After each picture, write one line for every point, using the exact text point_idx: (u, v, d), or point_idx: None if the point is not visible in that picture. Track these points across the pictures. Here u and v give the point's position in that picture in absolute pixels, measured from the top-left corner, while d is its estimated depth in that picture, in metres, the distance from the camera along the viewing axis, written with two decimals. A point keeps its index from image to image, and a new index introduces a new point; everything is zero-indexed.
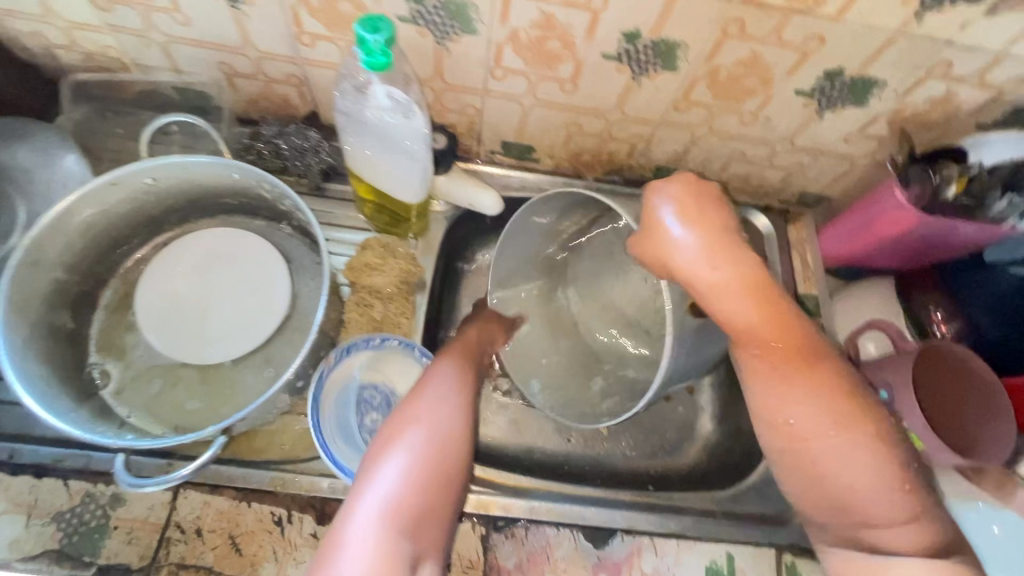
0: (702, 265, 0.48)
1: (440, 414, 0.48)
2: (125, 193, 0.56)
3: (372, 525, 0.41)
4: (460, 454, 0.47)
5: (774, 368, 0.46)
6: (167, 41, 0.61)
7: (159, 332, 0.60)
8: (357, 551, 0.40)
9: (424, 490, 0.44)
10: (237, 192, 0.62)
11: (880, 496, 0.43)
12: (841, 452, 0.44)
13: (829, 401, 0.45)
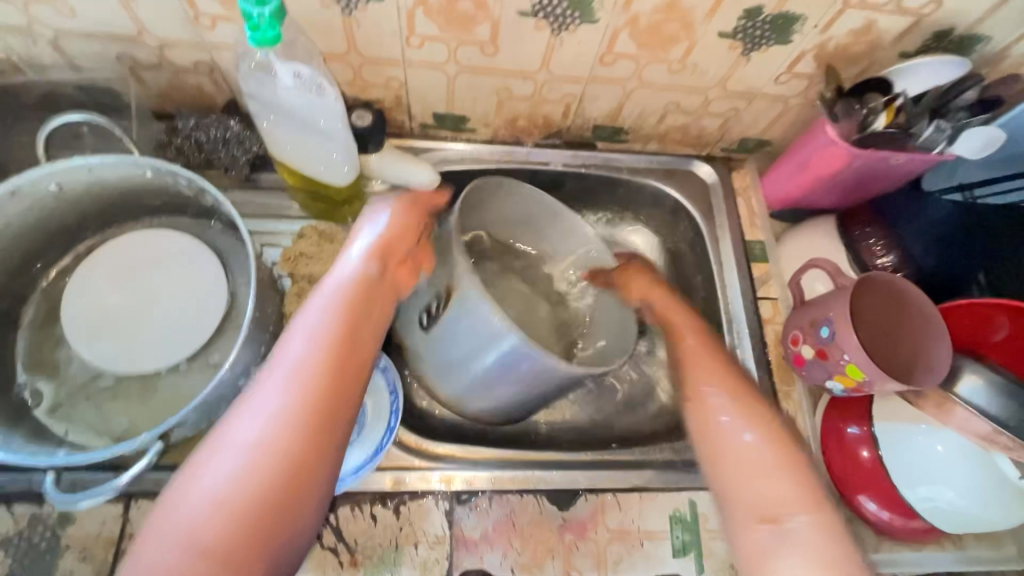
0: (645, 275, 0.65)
1: (333, 335, 0.44)
2: (28, 202, 0.54)
3: (239, 461, 0.37)
4: (317, 411, 0.39)
5: (701, 347, 0.56)
6: (57, 36, 0.58)
7: (90, 345, 0.58)
8: (181, 536, 0.35)
9: (304, 421, 0.39)
10: (155, 191, 0.60)
11: (773, 474, 0.45)
12: (743, 416, 0.49)
13: (735, 382, 0.52)
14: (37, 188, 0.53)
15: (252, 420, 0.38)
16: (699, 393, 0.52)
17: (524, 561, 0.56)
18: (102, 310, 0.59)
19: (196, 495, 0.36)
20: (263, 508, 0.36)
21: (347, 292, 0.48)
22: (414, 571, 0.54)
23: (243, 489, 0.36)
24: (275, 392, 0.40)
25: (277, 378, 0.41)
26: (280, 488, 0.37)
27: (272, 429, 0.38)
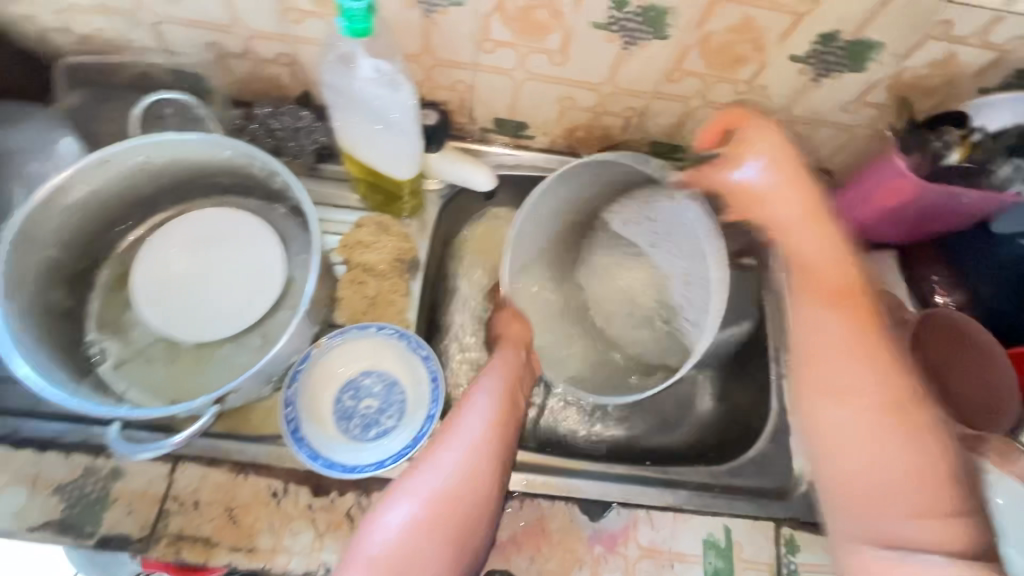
0: (774, 183, 0.52)
1: (500, 417, 0.54)
2: (117, 170, 0.57)
3: (418, 514, 0.48)
4: (491, 472, 0.51)
5: (831, 321, 0.47)
6: (159, 22, 0.62)
7: (156, 310, 0.61)
8: (389, 538, 0.47)
9: (478, 474, 0.50)
10: (230, 171, 0.63)
11: (901, 501, 0.43)
12: (901, 447, 0.43)
13: (903, 393, 0.45)
14: (129, 158, 0.57)
15: (433, 480, 0.49)
16: (849, 397, 0.45)
17: (550, 569, 0.55)
18: (169, 278, 0.62)
19: (398, 513, 0.48)
20: (430, 555, 0.47)
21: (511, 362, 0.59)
22: None
23: (417, 536, 0.47)
24: (449, 457, 0.50)
25: (453, 447, 0.51)
26: (448, 540, 0.48)
27: (451, 488, 0.49)
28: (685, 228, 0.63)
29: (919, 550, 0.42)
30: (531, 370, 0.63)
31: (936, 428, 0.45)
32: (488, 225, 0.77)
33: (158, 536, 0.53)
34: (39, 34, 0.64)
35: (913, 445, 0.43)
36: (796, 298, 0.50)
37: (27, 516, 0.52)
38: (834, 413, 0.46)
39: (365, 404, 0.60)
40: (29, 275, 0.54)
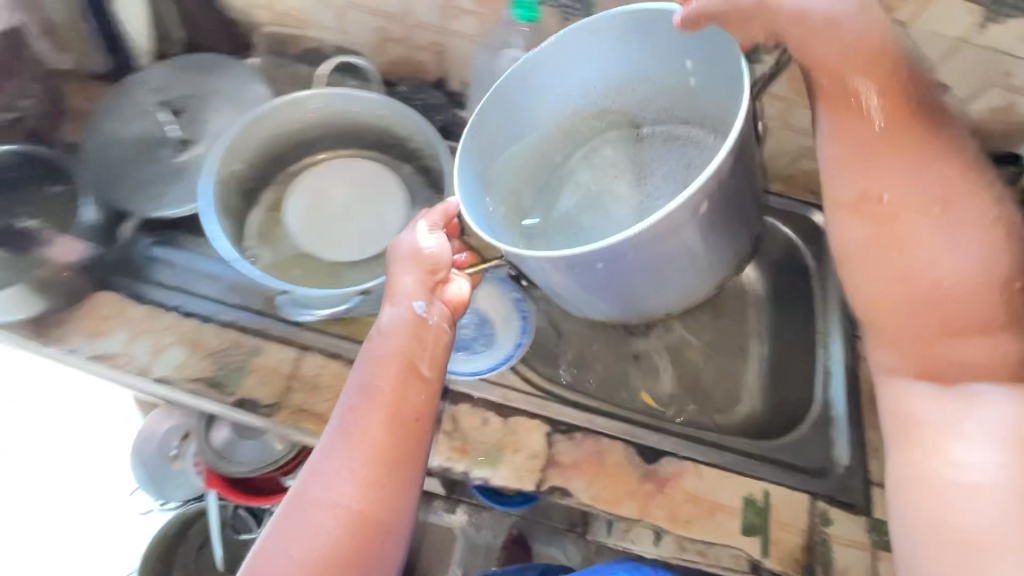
0: (826, 8, 0.53)
1: (391, 385, 0.59)
2: (297, 114, 0.71)
3: (324, 518, 0.56)
4: (376, 465, 0.57)
5: (872, 135, 0.55)
6: (344, 6, 0.77)
7: (302, 231, 0.73)
8: (297, 534, 0.56)
9: (369, 460, 0.57)
10: (377, 129, 0.75)
11: (965, 295, 0.53)
12: (953, 232, 0.54)
13: (957, 214, 0.54)
14: (307, 102, 0.70)
15: (334, 483, 0.57)
16: (902, 233, 0.54)
17: (605, 495, 0.62)
18: (319, 206, 0.75)
19: (304, 515, 0.56)
20: (344, 551, 0.55)
21: (391, 352, 0.60)
22: (511, 472, 0.62)
23: (324, 534, 0.55)
24: (339, 460, 0.57)
25: (341, 439, 0.58)
26: (355, 530, 0.56)
27: (343, 496, 0.56)
28: (726, 70, 0.54)
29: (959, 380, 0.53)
30: (426, 334, 0.61)
31: (989, 242, 0.54)
32: None
33: (283, 405, 0.63)
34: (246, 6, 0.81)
35: (942, 222, 0.54)
36: (822, 118, 0.56)
37: (187, 369, 0.64)
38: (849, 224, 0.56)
39: (461, 332, 0.69)
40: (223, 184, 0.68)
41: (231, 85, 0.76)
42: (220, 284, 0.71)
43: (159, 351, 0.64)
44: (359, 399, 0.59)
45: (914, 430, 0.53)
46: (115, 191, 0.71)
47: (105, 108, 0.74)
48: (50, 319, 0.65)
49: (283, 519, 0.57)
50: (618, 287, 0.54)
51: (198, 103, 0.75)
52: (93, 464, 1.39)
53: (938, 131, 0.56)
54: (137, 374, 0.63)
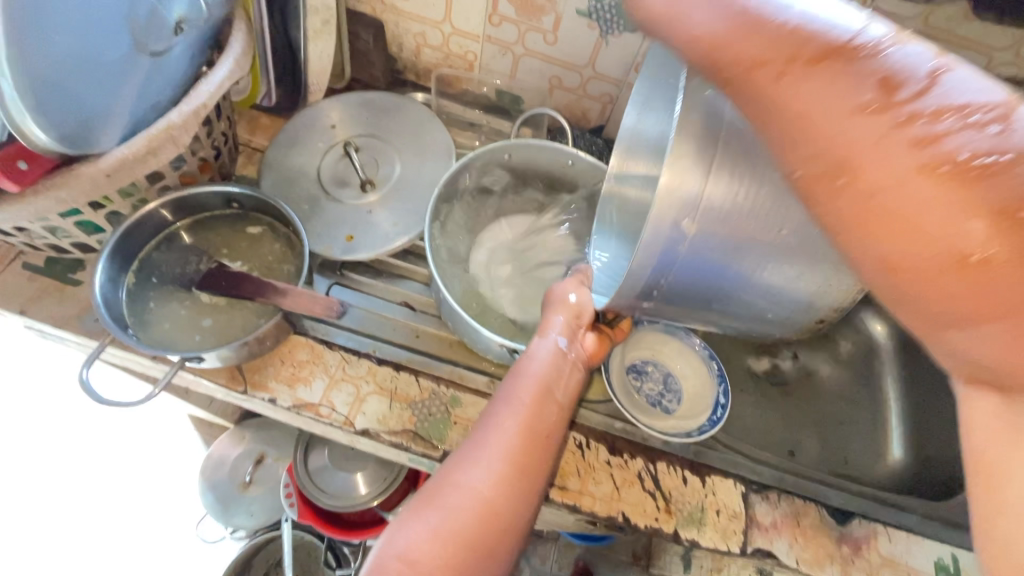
0: None
1: (540, 400, 0.55)
2: (487, 163, 0.70)
3: (453, 504, 0.48)
4: (520, 463, 0.51)
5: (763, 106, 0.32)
6: (522, 54, 0.78)
7: (484, 280, 0.71)
8: (420, 523, 0.47)
9: (514, 458, 0.51)
10: (557, 179, 0.74)
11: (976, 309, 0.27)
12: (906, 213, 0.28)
13: (859, 181, 0.28)
14: (495, 155, 0.69)
15: (471, 470, 0.50)
16: (874, 197, 0.28)
17: (806, 557, 0.63)
18: (500, 258, 0.73)
19: (432, 506, 0.48)
20: (468, 548, 0.46)
21: (544, 364, 0.57)
22: (717, 533, 0.62)
23: (452, 523, 0.47)
24: (479, 448, 0.51)
25: (485, 436, 0.52)
26: (478, 526, 0.47)
27: (479, 484, 0.49)
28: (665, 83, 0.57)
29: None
30: (573, 360, 0.59)
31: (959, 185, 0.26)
32: None
33: None
34: (417, 47, 0.81)
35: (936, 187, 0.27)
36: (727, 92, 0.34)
37: (388, 421, 0.63)
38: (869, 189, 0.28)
39: (648, 387, 0.70)
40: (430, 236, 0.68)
41: (411, 129, 0.77)
42: (401, 329, 0.70)
43: (360, 401, 0.63)
44: (508, 399, 0.54)
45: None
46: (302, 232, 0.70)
47: (283, 141, 0.74)
48: (248, 364, 0.63)
49: (414, 501, 0.49)
50: (703, 294, 0.49)
51: (378, 144, 0.75)
52: (154, 488, 1.33)
53: (871, 76, 0.29)
54: (338, 425, 0.62)
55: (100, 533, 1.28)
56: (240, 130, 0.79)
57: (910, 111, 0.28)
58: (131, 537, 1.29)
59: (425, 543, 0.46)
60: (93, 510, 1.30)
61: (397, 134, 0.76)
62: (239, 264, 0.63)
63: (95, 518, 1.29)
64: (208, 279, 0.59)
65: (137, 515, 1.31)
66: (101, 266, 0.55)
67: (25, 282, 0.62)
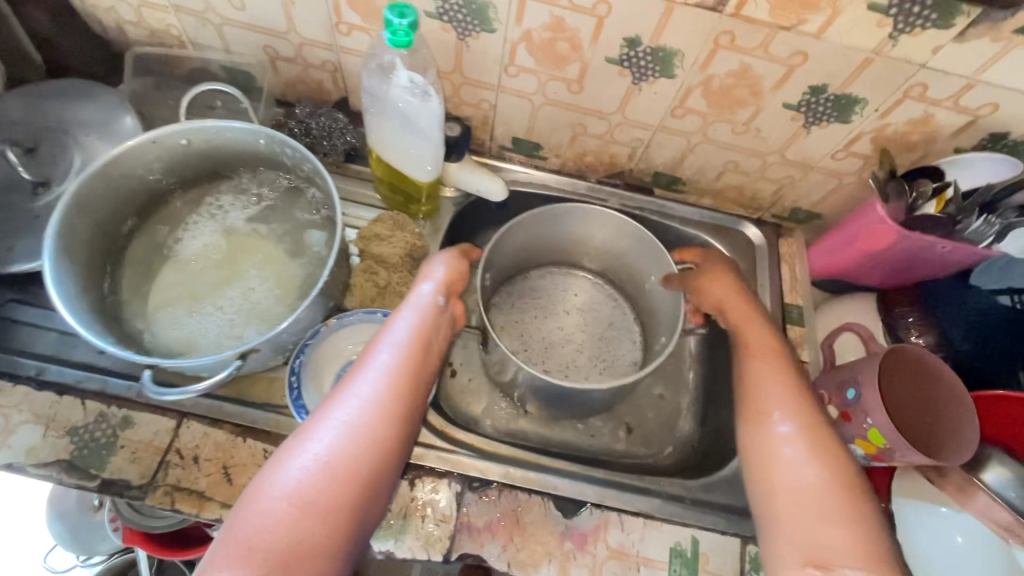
0: (731, 295, 0.67)
1: (423, 343, 0.55)
2: (160, 152, 0.62)
3: (333, 437, 0.46)
4: (413, 399, 0.51)
5: (766, 367, 0.59)
6: (223, 23, 0.69)
7: (174, 283, 0.63)
8: (304, 458, 0.45)
9: (403, 392, 0.51)
10: (263, 161, 0.67)
11: (824, 498, 0.48)
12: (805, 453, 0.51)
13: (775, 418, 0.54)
14: (171, 142, 0.61)
15: (356, 405, 0.48)
16: (817, 429, 0.53)
17: (521, 558, 0.57)
18: (195, 255, 0.64)
19: (311, 450, 0.45)
20: (360, 477, 0.45)
21: (424, 316, 0.57)
22: (418, 541, 0.56)
23: (345, 456, 0.45)
24: (365, 383, 0.50)
25: (370, 374, 0.50)
26: (371, 459, 0.46)
27: (371, 417, 0.48)
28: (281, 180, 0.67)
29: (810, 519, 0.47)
30: (448, 316, 0.59)
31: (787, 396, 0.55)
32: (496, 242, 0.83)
33: (155, 486, 0.56)
34: (114, 24, 0.72)
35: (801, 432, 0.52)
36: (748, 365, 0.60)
37: (38, 452, 0.56)
38: (762, 431, 0.54)
39: None
40: (77, 238, 0.57)
41: (102, 119, 0.69)
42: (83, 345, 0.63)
43: (8, 432, 0.56)
44: (397, 335, 0.54)
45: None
46: None
47: None
48: None
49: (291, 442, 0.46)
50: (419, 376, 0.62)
51: (60, 138, 0.67)
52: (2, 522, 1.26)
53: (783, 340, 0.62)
54: None
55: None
56: None
57: (777, 350, 0.60)
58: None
59: (314, 477, 0.44)
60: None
61: (83, 125, 0.68)
62: None
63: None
64: None
65: None
66: None
67: None
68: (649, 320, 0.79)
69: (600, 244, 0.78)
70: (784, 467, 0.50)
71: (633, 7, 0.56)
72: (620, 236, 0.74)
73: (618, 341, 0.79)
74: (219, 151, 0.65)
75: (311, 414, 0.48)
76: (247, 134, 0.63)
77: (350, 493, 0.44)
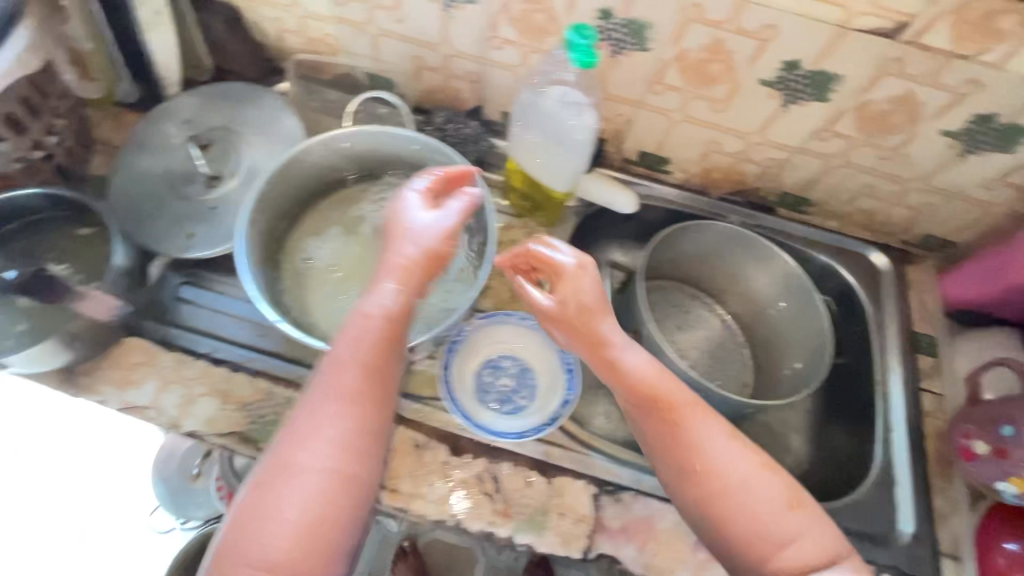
0: (585, 287, 0.56)
1: (349, 370, 0.50)
2: (329, 153, 0.67)
3: (314, 485, 0.47)
4: (338, 425, 0.49)
5: (656, 420, 0.53)
6: (378, 35, 0.73)
7: (332, 273, 0.68)
8: (284, 513, 0.47)
9: (333, 421, 0.49)
10: (416, 166, 0.71)
11: (778, 524, 0.49)
12: (748, 495, 0.50)
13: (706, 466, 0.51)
14: (331, 144, 0.66)
15: (313, 448, 0.48)
16: (722, 473, 0.51)
17: (656, 563, 0.59)
18: (351, 250, 0.69)
19: (284, 513, 0.47)
20: (329, 515, 0.47)
21: (374, 329, 0.52)
22: (557, 538, 0.59)
23: (314, 502, 0.47)
24: (331, 424, 0.48)
25: (311, 403, 0.50)
26: (341, 499, 0.48)
27: (326, 460, 0.48)
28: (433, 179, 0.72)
29: (783, 550, 0.49)
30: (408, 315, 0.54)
31: (733, 448, 0.52)
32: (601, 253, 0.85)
33: None
34: (276, 32, 0.77)
35: (756, 471, 0.51)
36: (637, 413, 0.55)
37: (216, 423, 0.61)
38: (715, 476, 0.51)
39: (501, 381, 0.67)
40: (256, 231, 0.63)
41: (264, 118, 0.74)
42: (248, 327, 0.68)
43: (190, 402, 0.62)
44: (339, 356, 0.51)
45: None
46: (142, 228, 0.69)
47: (133, 141, 0.73)
48: (82, 367, 0.63)
49: (243, 502, 0.48)
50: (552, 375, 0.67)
51: (227, 135, 0.73)
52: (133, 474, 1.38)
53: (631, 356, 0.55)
54: (167, 427, 0.61)
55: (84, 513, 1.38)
56: (100, 128, 0.77)
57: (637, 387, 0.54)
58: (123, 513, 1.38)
59: (294, 530, 0.46)
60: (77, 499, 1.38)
61: (247, 124, 0.74)
62: (64, 267, 0.62)
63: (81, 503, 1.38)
64: (26, 284, 0.59)
65: (101, 509, 1.37)
66: None
67: None
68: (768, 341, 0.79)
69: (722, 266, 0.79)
70: (747, 493, 0.50)
71: (800, 33, 0.56)
72: (759, 264, 0.76)
73: (728, 362, 0.81)
74: (379, 155, 0.70)
75: (266, 459, 0.50)
76: (407, 140, 0.67)
77: (332, 532, 0.47)
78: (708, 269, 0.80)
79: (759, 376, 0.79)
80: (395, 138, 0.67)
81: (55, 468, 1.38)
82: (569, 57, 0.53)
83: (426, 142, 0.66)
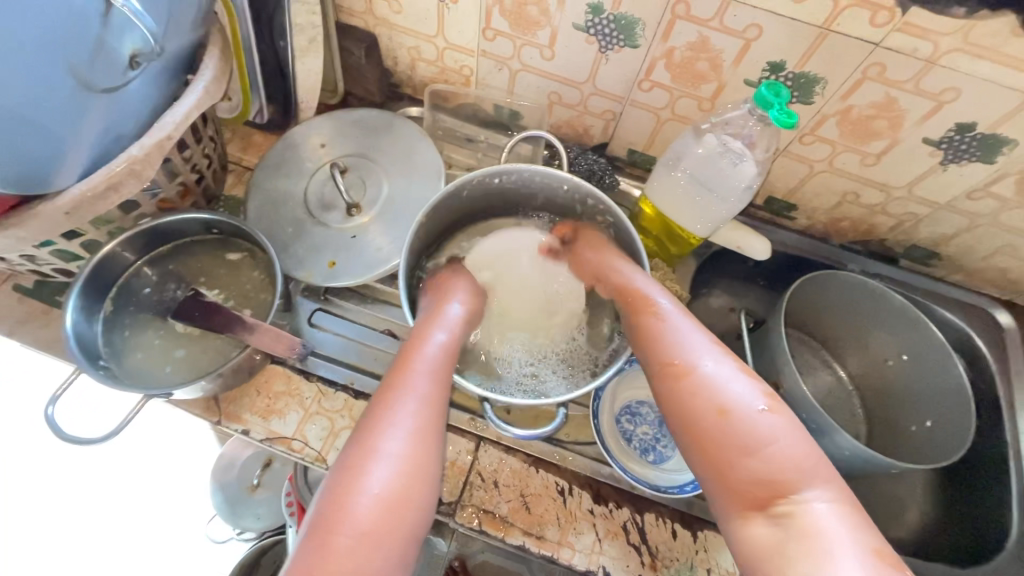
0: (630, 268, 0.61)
1: (438, 378, 0.53)
2: (475, 189, 0.66)
3: (394, 472, 0.47)
4: (383, 407, 0.50)
5: (670, 348, 0.52)
6: (519, 69, 0.73)
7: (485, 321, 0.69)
8: (368, 495, 0.45)
9: (376, 404, 0.51)
10: (555, 203, 0.70)
11: (822, 508, 0.43)
12: (698, 397, 0.49)
13: (763, 422, 0.47)
14: (484, 179, 0.65)
15: (397, 433, 0.48)
16: (719, 394, 0.48)
17: None
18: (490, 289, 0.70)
19: (366, 491, 0.45)
20: (398, 507, 0.46)
21: (434, 344, 0.56)
22: None
23: (396, 490, 0.46)
24: (406, 414, 0.49)
25: (405, 401, 0.50)
26: (347, 464, 0.47)
27: (402, 446, 0.48)
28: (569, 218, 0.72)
29: (789, 485, 0.44)
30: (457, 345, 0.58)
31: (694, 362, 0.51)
32: (711, 294, 0.85)
33: (463, 504, 0.59)
34: (410, 60, 0.77)
35: (699, 377, 0.49)
36: (649, 330, 0.55)
37: None
38: (762, 429, 0.46)
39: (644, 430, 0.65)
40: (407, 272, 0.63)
41: (400, 147, 0.73)
42: (381, 358, 0.67)
43: (334, 436, 0.61)
44: (422, 359, 0.54)
45: (774, 562, 0.42)
46: (285, 256, 0.68)
47: (269, 162, 0.72)
48: (224, 395, 0.62)
49: (327, 485, 0.46)
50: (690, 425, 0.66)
51: (365, 163, 0.73)
52: (135, 499, 1.21)
53: (673, 310, 0.55)
54: (310, 460, 0.61)
55: (72, 543, 1.19)
56: (232, 147, 0.79)
57: (648, 312, 0.56)
58: (118, 545, 1.20)
59: (339, 499, 0.45)
60: (65, 525, 1.20)
61: (383, 152, 0.74)
62: (216, 293, 0.63)
63: (71, 530, 1.20)
64: (182, 310, 0.59)
65: (110, 531, 1.20)
66: (72, 301, 0.55)
67: (14, 304, 0.63)
68: (887, 396, 0.79)
69: (842, 321, 0.79)
70: (754, 421, 0.46)
71: (983, 98, 0.55)
72: (886, 321, 0.76)
73: (841, 412, 0.80)
74: (521, 190, 0.69)
75: (348, 444, 0.49)
76: (556, 184, 0.66)
77: (384, 521, 0.45)
78: (826, 319, 0.80)
79: (878, 430, 0.79)
80: (544, 181, 0.66)
81: (48, 486, 1.21)
82: (765, 115, 0.54)
83: (577, 188, 0.65)
